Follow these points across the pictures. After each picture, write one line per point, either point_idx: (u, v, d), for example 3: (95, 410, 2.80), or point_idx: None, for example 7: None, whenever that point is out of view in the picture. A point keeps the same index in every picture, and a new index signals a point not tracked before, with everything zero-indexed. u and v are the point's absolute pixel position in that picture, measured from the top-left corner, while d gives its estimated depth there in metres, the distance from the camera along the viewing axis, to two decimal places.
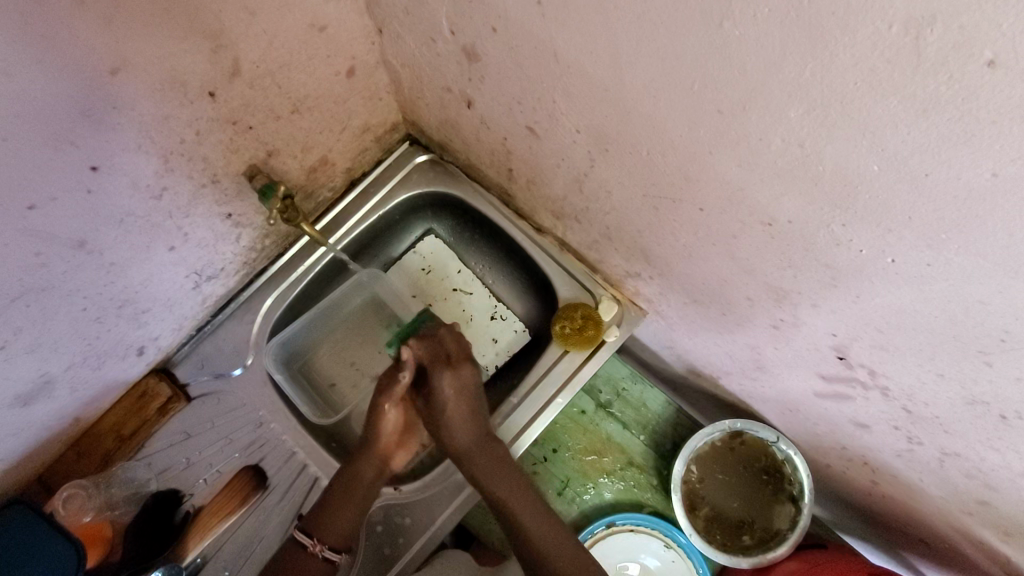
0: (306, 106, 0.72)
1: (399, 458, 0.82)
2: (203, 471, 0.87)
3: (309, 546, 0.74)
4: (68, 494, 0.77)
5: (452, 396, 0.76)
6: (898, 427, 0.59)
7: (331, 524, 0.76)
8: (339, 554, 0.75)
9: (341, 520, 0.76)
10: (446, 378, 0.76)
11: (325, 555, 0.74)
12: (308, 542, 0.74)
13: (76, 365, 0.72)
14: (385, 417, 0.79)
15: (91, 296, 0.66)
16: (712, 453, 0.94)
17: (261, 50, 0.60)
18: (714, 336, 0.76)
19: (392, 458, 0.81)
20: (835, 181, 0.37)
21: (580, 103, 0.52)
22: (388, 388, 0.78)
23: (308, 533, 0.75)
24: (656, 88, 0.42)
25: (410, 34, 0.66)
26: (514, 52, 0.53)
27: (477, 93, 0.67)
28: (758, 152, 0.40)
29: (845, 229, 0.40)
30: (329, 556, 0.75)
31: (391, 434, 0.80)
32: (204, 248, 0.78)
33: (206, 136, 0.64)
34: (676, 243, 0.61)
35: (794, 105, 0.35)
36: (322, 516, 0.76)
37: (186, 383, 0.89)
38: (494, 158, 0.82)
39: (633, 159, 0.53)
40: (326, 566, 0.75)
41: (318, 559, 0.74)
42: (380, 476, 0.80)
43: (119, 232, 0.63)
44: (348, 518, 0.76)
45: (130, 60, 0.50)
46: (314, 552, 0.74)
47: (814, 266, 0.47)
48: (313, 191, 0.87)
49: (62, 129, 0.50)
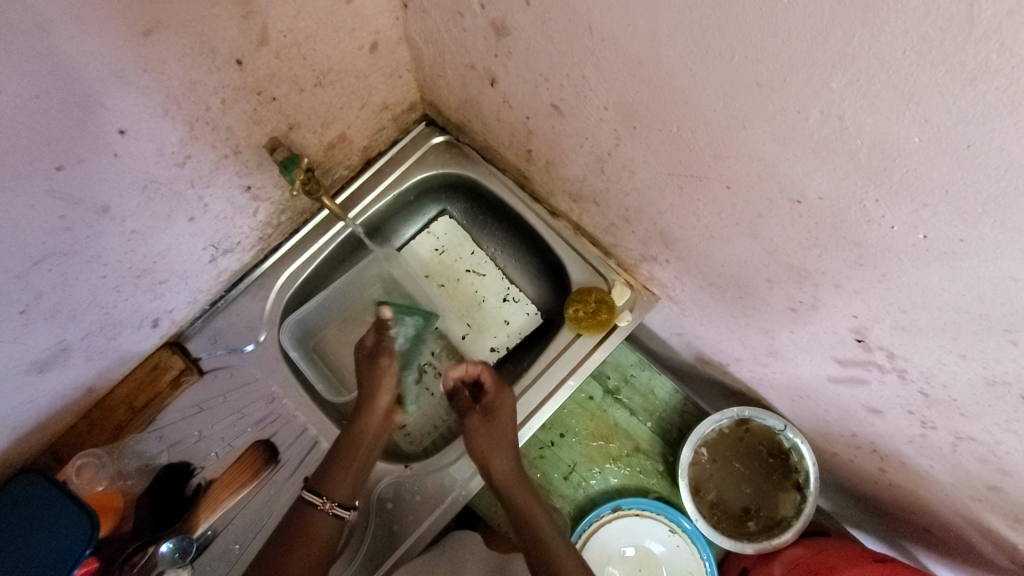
0: (329, 80, 0.72)
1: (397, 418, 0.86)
2: (215, 445, 0.87)
3: (319, 503, 0.76)
4: (81, 463, 0.80)
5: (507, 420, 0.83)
6: (913, 412, 0.60)
7: (340, 482, 0.78)
8: (348, 511, 0.77)
9: (348, 478, 0.78)
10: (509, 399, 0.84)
11: (335, 511, 0.76)
12: (317, 500, 0.76)
13: (92, 333, 0.72)
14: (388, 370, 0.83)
15: (110, 264, 0.66)
16: (720, 439, 0.95)
17: (289, 20, 0.60)
18: (728, 320, 0.77)
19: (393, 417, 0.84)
20: (872, 154, 0.38)
21: (611, 79, 0.52)
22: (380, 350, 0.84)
23: (316, 491, 0.77)
24: (694, 60, 0.42)
25: (437, 10, 0.66)
26: (546, 26, 0.53)
27: (502, 70, 0.66)
28: (794, 126, 0.40)
29: (877, 205, 0.41)
30: (338, 512, 0.76)
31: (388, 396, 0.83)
32: (222, 222, 0.78)
33: (230, 106, 0.64)
34: (699, 225, 0.62)
35: (836, 75, 0.35)
36: (330, 474, 0.78)
37: (199, 357, 0.89)
38: (513, 139, 0.82)
39: (661, 136, 0.54)
40: (336, 524, 0.76)
41: (327, 515, 0.76)
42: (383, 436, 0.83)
43: (142, 200, 0.63)
44: (357, 474, 0.79)
45: (162, 22, 0.50)
46: (324, 509, 0.76)
47: (841, 245, 0.47)
48: (330, 168, 0.87)
49: (92, 91, 0.50)
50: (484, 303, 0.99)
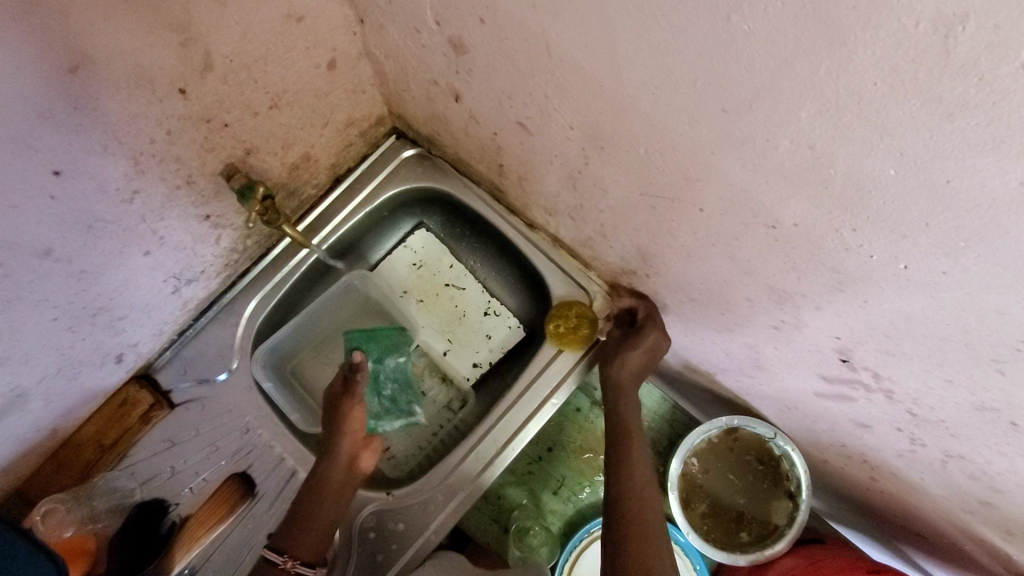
0: (285, 101, 0.68)
1: (365, 461, 0.82)
2: (189, 480, 0.85)
3: (280, 563, 0.73)
4: (47, 509, 0.76)
5: (643, 352, 0.78)
6: (901, 429, 0.59)
7: (303, 538, 0.75)
8: (313, 569, 0.74)
9: (313, 533, 0.76)
10: (652, 336, 0.77)
11: (298, 570, 0.73)
12: (278, 559, 0.73)
13: (49, 376, 0.69)
14: (352, 419, 0.81)
15: (61, 305, 0.63)
16: (709, 450, 0.93)
17: (234, 43, 0.57)
18: (712, 334, 0.74)
19: (359, 461, 0.81)
20: (846, 184, 0.35)
21: (573, 99, 0.49)
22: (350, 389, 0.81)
23: (277, 550, 0.74)
24: (655, 84, 0.40)
25: (394, 25, 0.62)
26: (503, 44, 0.50)
27: (465, 87, 0.63)
28: (764, 154, 0.38)
29: (854, 234, 0.38)
30: (303, 571, 0.73)
31: (354, 434, 0.81)
32: (182, 252, 0.74)
33: (178, 136, 0.60)
34: (675, 244, 0.59)
35: (805, 105, 0.32)
36: (293, 530, 0.75)
37: (169, 389, 0.86)
38: (484, 153, 0.78)
39: (629, 157, 0.51)
40: None
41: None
42: (351, 480, 0.80)
43: (88, 239, 0.60)
44: (319, 530, 0.76)
45: (90, 57, 0.47)
46: (286, 569, 0.72)
47: (820, 270, 0.45)
48: (296, 189, 0.84)
49: (19, 133, 0.47)
50: (465, 318, 0.96)
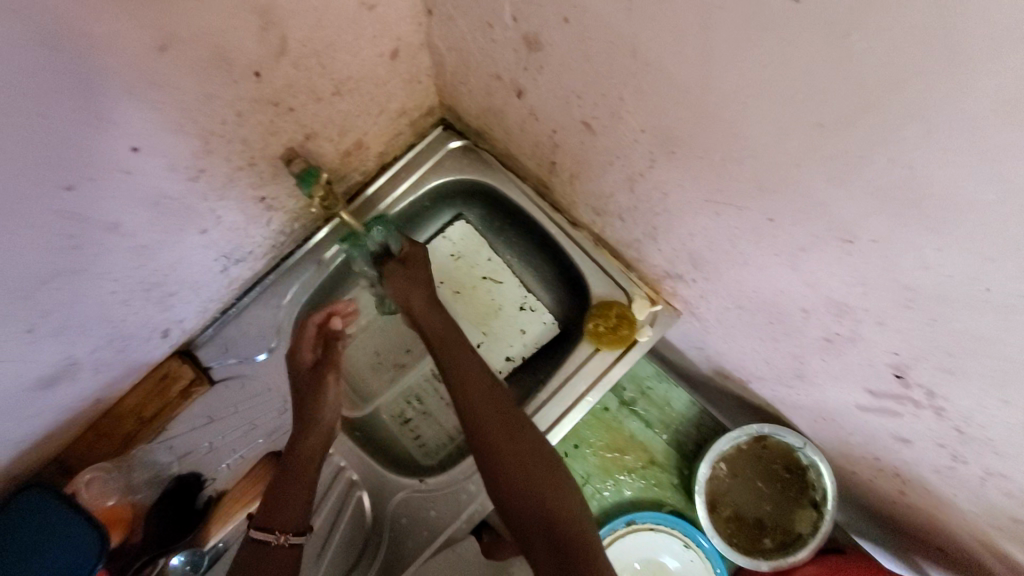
0: (347, 88, 0.69)
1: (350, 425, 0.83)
2: (226, 456, 0.87)
3: (273, 539, 0.70)
4: (89, 478, 0.78)
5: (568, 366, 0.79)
6: (944, 445, 0.59)
7: (286, 511, 0.73)
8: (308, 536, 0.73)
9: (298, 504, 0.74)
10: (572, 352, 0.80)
11: (292, 541, 0.71)
12: (270, 536, 0.70)
13: (101, 347, 0.70)
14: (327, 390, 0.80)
15: (120, 279, 0.64)
16: (737, 455, 0.94)
17: (309, 29, 0.57)
18: (754, 341, 0.75)
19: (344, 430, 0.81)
20: (940, 206, 0.35)
21: (651, 103, 0.50)
22: (332, 360, 0.81)
23: (264, 529, 0.71)
24: (748, 94, 0.40)
25: (464, 18, 0.62)
26: (584, 44, 0.50)
27: (530, 83, 0.64)
28: (857, 171, 0.38)
29: (938, 254, 0.39)
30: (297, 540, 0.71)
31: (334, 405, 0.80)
32: (235, 232, 0.75)
33: (246, 118, 0.61)
34: (733, 250, 0.60)
35: (911, 124, 0.33)
36: (271, 506, 0.73)
37: (209, 366, 0.87)
38: (536, 150, 0.79)
39: (702, 164, 0.51)
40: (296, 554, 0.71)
41: (286, 548, 0.70)
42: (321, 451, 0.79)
43: (152, 215, 0.61)
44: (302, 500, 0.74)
45: (178, 37, 0.47)
46: (280, 544, 0.70)
47: (891, 287, 0.45)
48: (345, 175, 0.85)
49: (104, 109, 0.47)
50: (501, 311, 0.97)
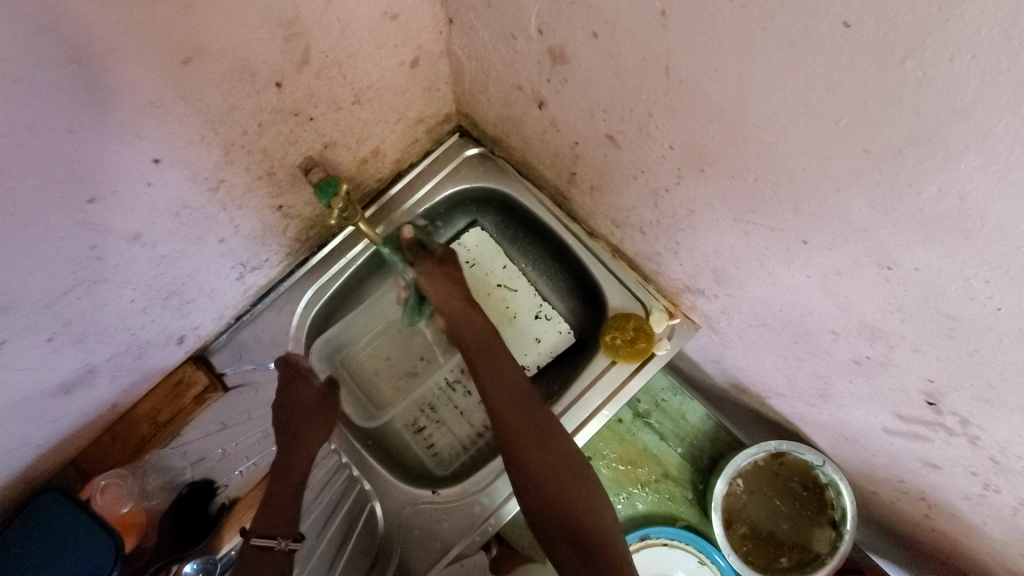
0: (367, 97, 0.68)
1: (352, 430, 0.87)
2: (238, 463, 0.87)
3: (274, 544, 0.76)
4: (105, 483, 0.77)
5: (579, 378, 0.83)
6: (976, 473, 0.57)
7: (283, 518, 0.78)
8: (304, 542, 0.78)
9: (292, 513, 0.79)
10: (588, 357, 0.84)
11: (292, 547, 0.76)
12: (271, 542, 0.75)
13: (118, 354, 0.70)
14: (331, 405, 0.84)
15: (140, 288, 0.64)
16: (753, 471, 0.93)
17: (332, 39, 0.56)
18: (775, 358, 0.73)
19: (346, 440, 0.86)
20: (992, 238, 0.34)
21: (681, 120, 0.48)
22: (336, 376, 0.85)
23: (266, 536, 0.76)
24: (788, 115, 0.39)
25: (487, 28, 0.61)
26: (614, 60, 0.49)
27: (553, 96, 0.63)
28: (902, 198, 0.37)
29: (986, 286, 0.37)
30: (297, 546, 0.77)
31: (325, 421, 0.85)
32: (252, 241, 0.75)
33: (267, 128, 0.60)
34: (760, 269, 0.58)
35: (968, 156, 0.31)
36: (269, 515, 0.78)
37: (223, 372, 0.87)
38: (555, 160, 0.78)
39: (733, 183, 0.50)
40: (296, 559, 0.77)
41: (285, 554, 0.76)
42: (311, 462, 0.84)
43: (173, 225, 0.60)
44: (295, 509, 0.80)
45: (203, 49, 0.47)
46: (281, 548, 0.76)
47: (930, 315, 0.44)
48: (361, 182, 0.84)
49: (128, 122, 0.47)
50: (516, 320, 0.96)
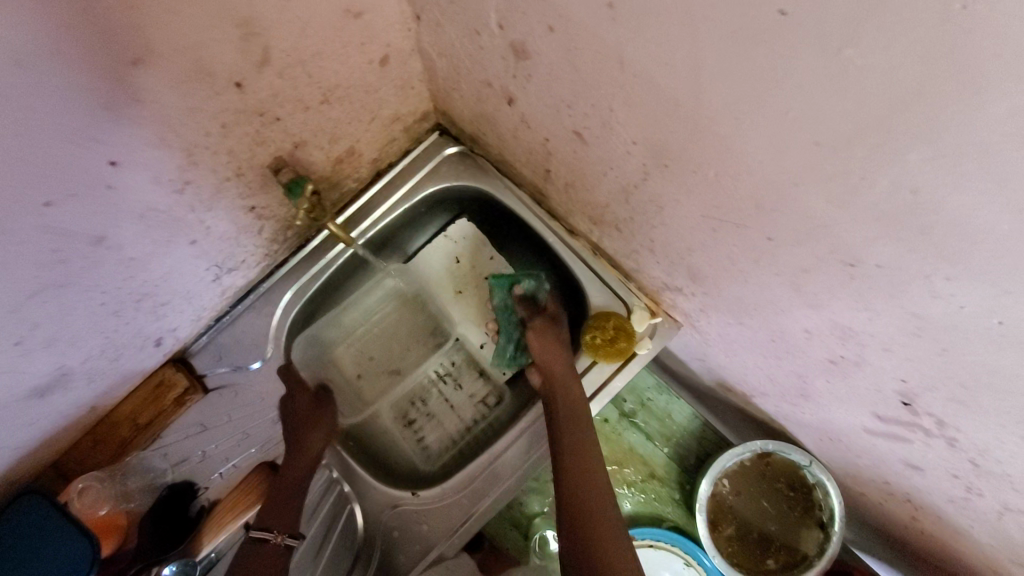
0: (336, 96, 0.68)
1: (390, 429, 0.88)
2: (219, 465, 0.87)
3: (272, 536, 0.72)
4: (84, 486, 0.77)
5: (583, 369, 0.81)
6: (958, 476, 0.56)
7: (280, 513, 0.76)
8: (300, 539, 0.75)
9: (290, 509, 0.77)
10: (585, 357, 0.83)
11: (288, 542, 0.73)
12: (269, 535, 0.72)
13: (93, 358, 0.70)
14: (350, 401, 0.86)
15: (109, 291, 0.63)
16: (740, 471, 0.91)
17: (293, 39, 0.56)
18: (756, 356, 0.72)
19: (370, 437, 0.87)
20: (948, 232, 0.32)
21: (641, 115, 0.47)
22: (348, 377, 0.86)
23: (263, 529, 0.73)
24: (739, 107, 0.37)
25: (452, 24, 0.60)
26: (571, 54, 0.48)
27: (520, 92, 0.62)
28: (856, 192, 0.35)
29: (947, 283, 0.36)
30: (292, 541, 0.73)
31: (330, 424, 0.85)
32: (226, 242, 0.75)
33: (231, 130, 0.60)
34: (732, 267, 0.57)
35: (916, 148, 0.30)
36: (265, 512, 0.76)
37: (203, 373, 0.87)
38: (531, 158, 0.76)
39: (697, 179, 0.48)
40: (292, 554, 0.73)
41: (282, 548, 0.72)
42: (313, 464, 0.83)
43: (139, 227, 0.60)
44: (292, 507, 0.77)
45: (154, 50, 0.46)
46: (277, 542, 0.72)
47: (897, 314, 0.42)
48: (338, 182, 0.83)
49: (81, 125, 0.47)
50: None
